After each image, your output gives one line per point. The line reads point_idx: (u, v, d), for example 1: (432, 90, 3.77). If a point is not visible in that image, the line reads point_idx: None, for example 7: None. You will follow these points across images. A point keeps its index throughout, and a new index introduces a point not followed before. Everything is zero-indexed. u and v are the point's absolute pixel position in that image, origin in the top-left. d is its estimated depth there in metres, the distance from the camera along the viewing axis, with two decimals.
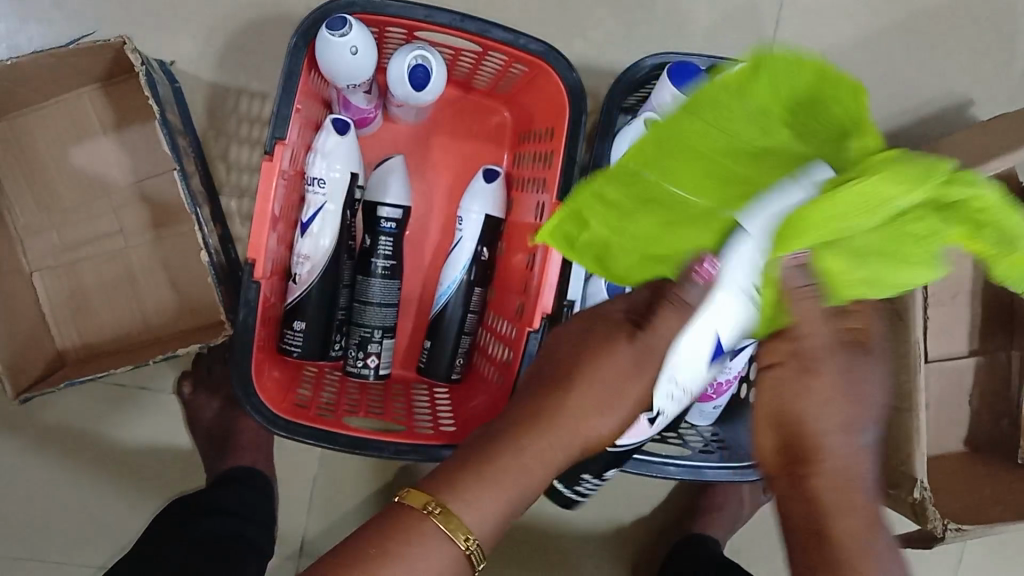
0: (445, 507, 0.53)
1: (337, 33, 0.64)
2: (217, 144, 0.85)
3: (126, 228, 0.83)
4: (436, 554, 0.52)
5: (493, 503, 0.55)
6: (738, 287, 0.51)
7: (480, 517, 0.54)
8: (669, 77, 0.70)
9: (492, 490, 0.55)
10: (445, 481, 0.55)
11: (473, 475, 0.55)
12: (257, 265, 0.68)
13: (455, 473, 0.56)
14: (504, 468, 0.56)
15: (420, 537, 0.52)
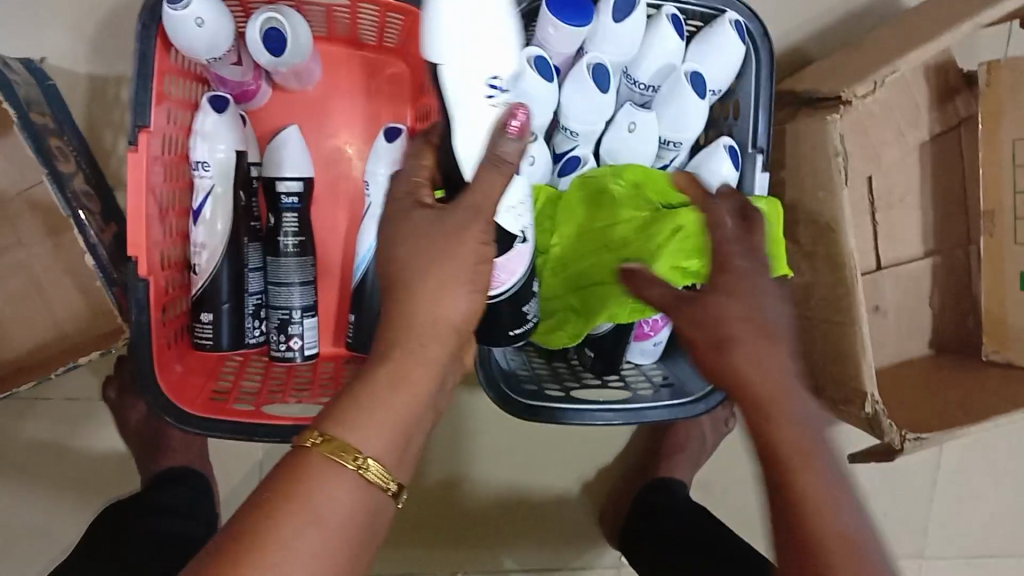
0: (343, 448, 0.43)
1: (178, 7, 0.60)
2: (107, 134, 0.81)
3: (22, 237, 0.79)
4: (336, 502, 0.43)
5: (395, 428, 0.45)
6: (487, 86, 0.53)
7: (381, 440, 0.44)
8: (549, 7, 0.65)
9: (391, 410, 0.45)
10: (334, 415, 0.45)
11: (361, 400, 0.45)
12: (140, 263, 0.65)
13: (340, 409, 0.45)
14: (395, 386, 0.45)
15: (316, 488, 0.42)
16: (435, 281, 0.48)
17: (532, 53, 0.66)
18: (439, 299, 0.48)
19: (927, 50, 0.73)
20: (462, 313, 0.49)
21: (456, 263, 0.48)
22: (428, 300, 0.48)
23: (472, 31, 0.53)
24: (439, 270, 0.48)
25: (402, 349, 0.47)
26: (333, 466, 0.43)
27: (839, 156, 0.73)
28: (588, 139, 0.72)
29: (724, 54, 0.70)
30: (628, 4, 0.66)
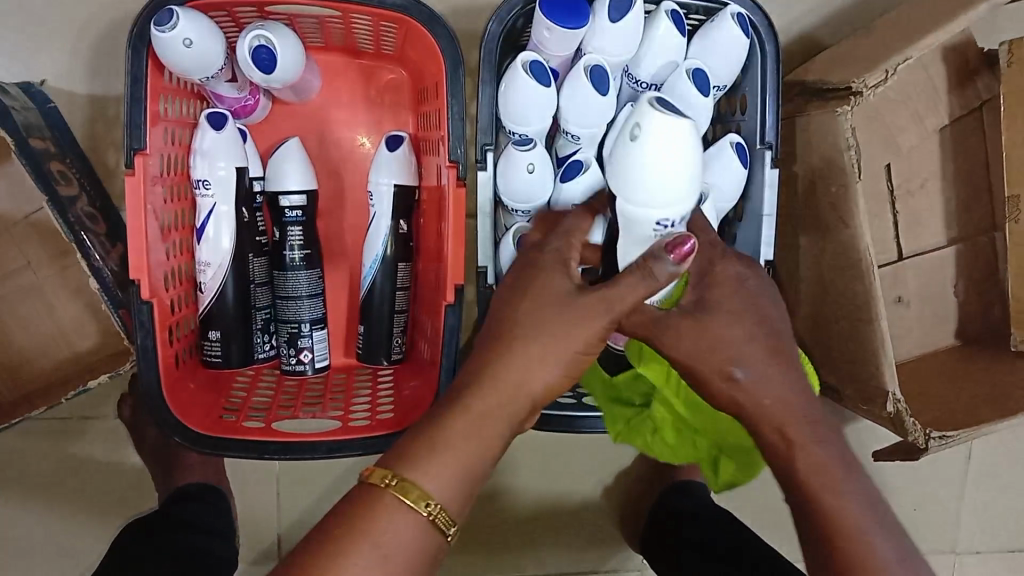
0: (408, 488, 0.47)
1: (165, 29, 0.59)
2: (109, 155, 0.80)
3: (31, 261, 0.80)
4: (402, 540, 0.46)
5: (455, 477, 0.48)
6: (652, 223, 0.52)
7: (442, 482, 0.48)
8: (543, 10, 0.63)
9: (453, 463, 0.48)
10: (406, 457, 0.48)
11: (433, 442, 0.48)
12: (142, 285, 0.65)
13: (406, 450, 0.49)
14: (469, 438, 0.49)
15: (379, 527, 0.46)
16: (534, 351, 0.50)
17: (526, 59, 0.64)
18: (533, 361, 0.50)
19: (941, 34, 0.70)
20: (546, 384, 0.51)
21: (560, 342, 0.50)
22: (511, 365, 0.51)
23: (655, 149, 0.49)
24: (535, 347, 0.50)
25: (477, 400, 0.50)
26: (397, 503, 0.47)
27: (851, 150, 0.70)
28: (591, 141, 0.70)
29: (727, 47, 0.68)
30: (624, 3, 0.65)
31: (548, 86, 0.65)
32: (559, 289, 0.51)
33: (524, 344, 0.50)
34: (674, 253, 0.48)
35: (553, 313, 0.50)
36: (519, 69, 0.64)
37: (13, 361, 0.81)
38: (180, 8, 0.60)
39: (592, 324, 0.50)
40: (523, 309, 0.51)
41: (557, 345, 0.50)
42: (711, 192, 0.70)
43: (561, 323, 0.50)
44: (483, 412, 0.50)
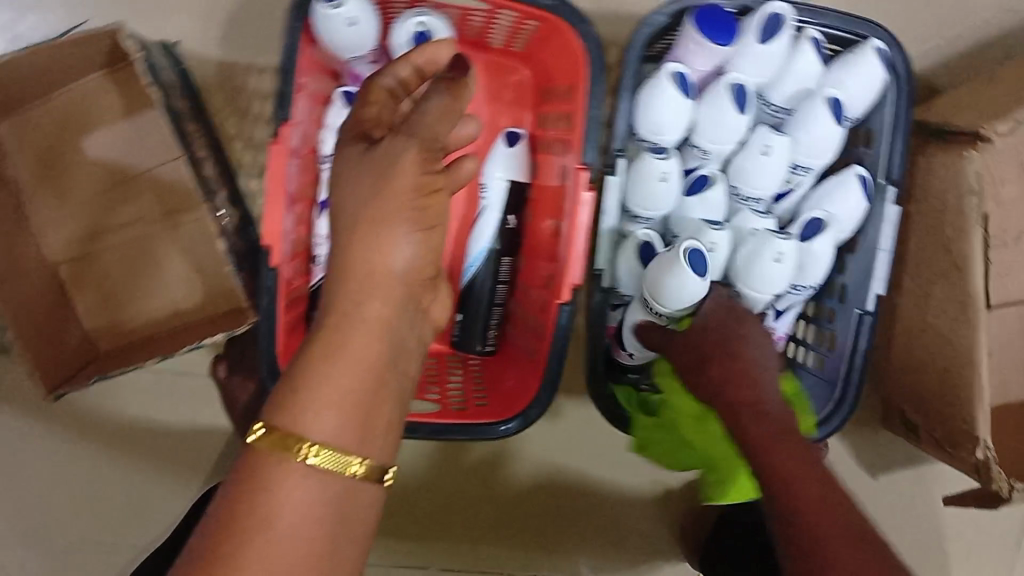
0: (297, 440, 0.45)
1: (331, 6, 0.60)
2: (233, 123, 0.82)
3: (145, 215, 0.81)
4: (293, 504, 0.45)
5: (353, 402, 0.47)
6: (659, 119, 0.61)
7: (327, 422, 0.46)
8: (695, 24, 0.64)
9: (333, 385, 0.47)
10: (287, 403, 0.46)
11: (309, 379, 0.47)
12: (273, 252, 0.67)
13: (285, 394, 0.47)
14: (328, 361, 0.47)
15: (288, 492, 0.45)
16: (367, 232, 0.50)
17: (672, 70, 0.66)
18: (375, 252, 0.50)
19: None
20: (405, 256, 0.50)
21: (392, 206, 0.50)
22: (361, 256, 0.50)
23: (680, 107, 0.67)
24: (365, 224, 0.50)
25: (348, 313, 0.49)
26: (286, 460, 0.45)
27: (973, 196, 0.71)
28: (717, 158, 0.71)
29: (865, 80, 0.69)
30: (774, 27, 0.65)
31: (688, 97, 0.67)
32: (352, 164, 0.52)
33: (374, 223, 0.50)
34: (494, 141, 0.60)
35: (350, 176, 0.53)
36: (665, 78, 0.66)
37: (116, 309, 0.82)
38: None
39: (394, 163, 0.50)
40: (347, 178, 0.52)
41: (383, 206, 0.50)
42: (832, 222, 0.72)
43: (366, 173, 0.51)
44: (369, 297, 0.49)
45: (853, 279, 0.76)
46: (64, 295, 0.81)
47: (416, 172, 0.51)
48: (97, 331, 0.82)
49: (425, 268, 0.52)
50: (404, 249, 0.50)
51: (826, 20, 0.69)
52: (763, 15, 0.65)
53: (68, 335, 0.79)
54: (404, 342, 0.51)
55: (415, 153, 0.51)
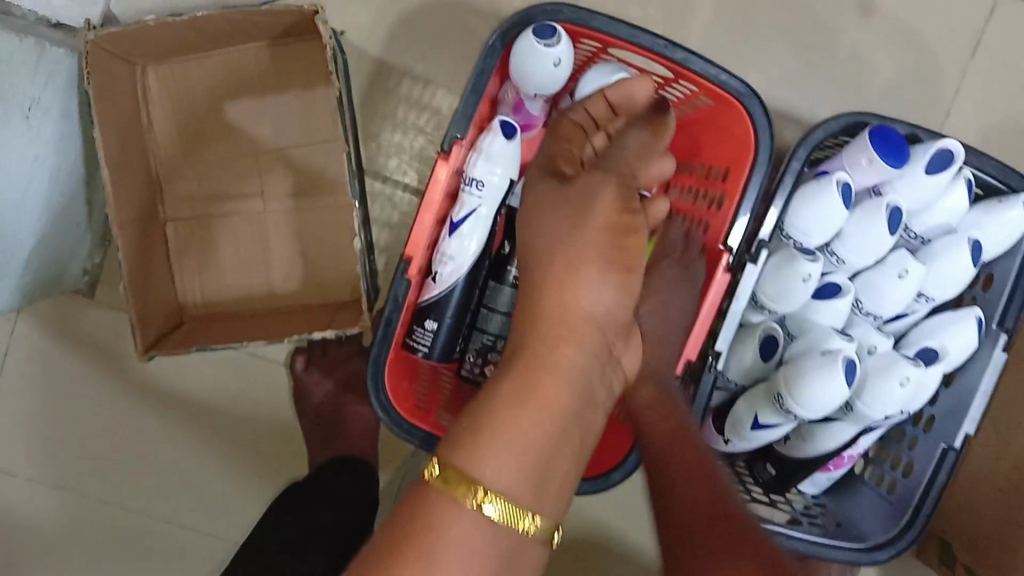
0: (475, 486, 0.40)
1: (544, 42, 0.63)
2: (374, 121, 0.82)
3: (266, 191, 0.81)
4: (471, 542, 0.40)
5: (533, 453, 0.41)
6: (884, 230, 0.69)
7: (512, 474, 0.41)
8: (871, 140, 0.67)
9: (515, 429, 0.41)
10: (463, 441, 0.41)
11: (497, 422, 0.41)
12: (411, 262, 0.67)
13: (461, 435, 0.42)
14: (520, 411, 0.42)
15: (449, 531, 0.40)
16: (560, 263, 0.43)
17: (840, 180, 0.67)
18: (569, 292, 0.43)
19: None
20: (607, 306, 0.43)
21: (589, 239, 0.43)
22: (555, 288, 0.43)
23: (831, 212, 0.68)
24: (565, 249, 0.43)
25: (541, 354, 0.43)
26: (461, 504, 0.40)
27: None
28: (849, 269, 0.73)
29: (1008, 230, 0.71)
30: (943, 161, 0.67)
31: (845, 207, 0.68)
32: (544, 207, 0.45)
33: (573, 253, 0.43)
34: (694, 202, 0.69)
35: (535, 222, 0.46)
36: (832, 185, 0.67)
37: (213, 278, 0.81)
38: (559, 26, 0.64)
39: (592, 195, 0.43)
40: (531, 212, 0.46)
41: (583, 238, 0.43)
42: (945, 354, 0.73)
43: (560, 213, 0.44)
44: (566, 334, 0.43)
45: (942, 413, 0.77)
46: (166, 251, 0.80)
47: (618, 207, 0.43)
48: (190, 295, 0.81)
49: (622, 319, 0.45)
50: (600, 297, 0.43)
51: (982, 163, 0.71)
52: (935, 151, 0.67)
53: (164, 294, 0.78)
54: (591, 395, 0.44)
55: (613, 193, 0.43)
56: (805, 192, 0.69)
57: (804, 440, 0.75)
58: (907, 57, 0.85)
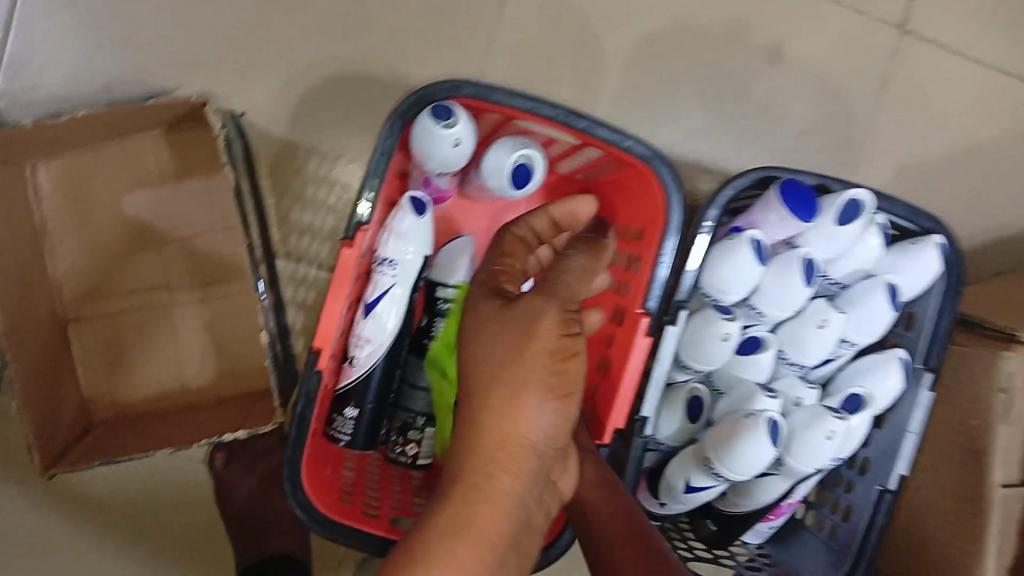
0: None
1: (441, 124, 0.61)
2: (283, 202, 0.79)
3: (173, 282, 0.78)
4: None
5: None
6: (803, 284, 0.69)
7: None
8: (779, 197, 0.66)
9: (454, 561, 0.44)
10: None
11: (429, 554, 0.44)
12: (320, 355, 0.64)
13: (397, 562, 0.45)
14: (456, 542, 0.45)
15: None
16: (498, 392, 0.47)
17: (752, 236, 0.67)
18: (508, 421, 0.47)
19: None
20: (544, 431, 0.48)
21: (532, 370, 0.47)
22: (494, 423, 0.47)
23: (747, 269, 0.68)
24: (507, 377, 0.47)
25: (480, 488, 0.46)
26: None
27: (1001, 392, 0.74)
28: (771, 321, 0.72)
29: (923, 273, 0.71)
30: (854, 211, 0.67)
31: (760, 264, 0.68)
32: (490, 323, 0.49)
33: (511, 387, 0.47)
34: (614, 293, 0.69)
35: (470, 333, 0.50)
36: (744, 244, 0.67)
37: (122, 377, 0.77)
38: (455, 104, 0.62)
39: (536, 320, 0.48)
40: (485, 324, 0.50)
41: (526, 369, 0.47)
42: (872, 399, 0.73)
43: (513, 328, 0.48)
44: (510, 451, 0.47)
45: (876, 455, 0.77)
46: (69, 354, 0.76)
47: (558, 333, 0.48)
48: (95, 396, 0.77)
49: (554, 440, 0.49)
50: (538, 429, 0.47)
51: (895, 208, 0.71)
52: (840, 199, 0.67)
53: (69, 398, 0.74)
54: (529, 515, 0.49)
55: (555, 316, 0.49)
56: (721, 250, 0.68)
57: (741, 496, 0.73)
58: (818, 98, 0.85)
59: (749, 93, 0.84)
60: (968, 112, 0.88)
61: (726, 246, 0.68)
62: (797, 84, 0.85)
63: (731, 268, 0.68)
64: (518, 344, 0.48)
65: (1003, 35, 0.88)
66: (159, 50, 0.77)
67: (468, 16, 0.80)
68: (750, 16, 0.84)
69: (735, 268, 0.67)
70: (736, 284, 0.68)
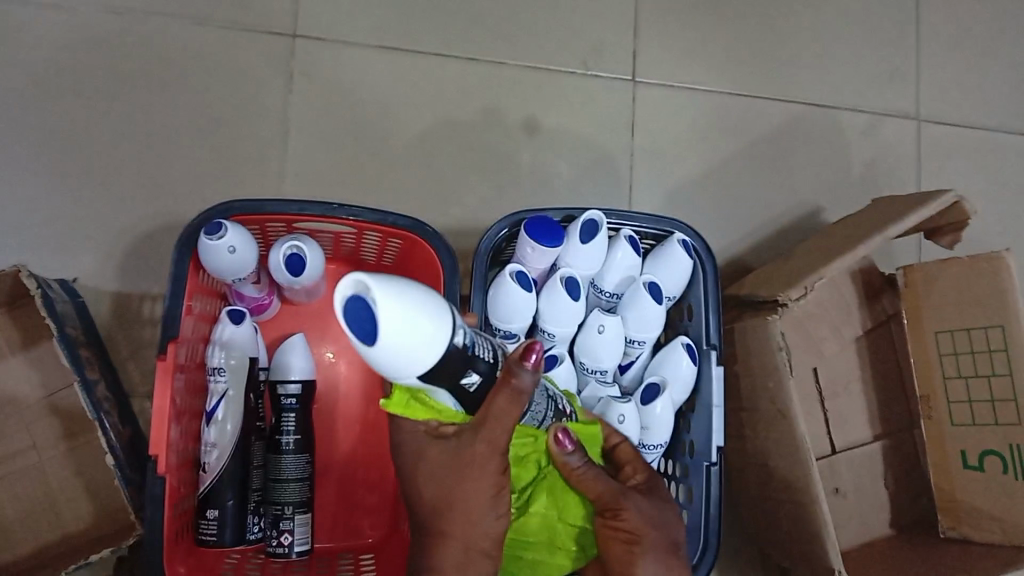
0: None
1: (214, 237, 0.72)
2: (126, 346, 0.88)
3: (38, 441, 0.85)
4: None
5: None
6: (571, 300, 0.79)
7: None
8: (526, 231, 0.77)
9: None
10: None
11: None
12: (160, 461, 0.71)
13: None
14: None
15: None
16: (459, 513, 0.55)
17: (513, 269, 0.78)
18: (466, 530, 0.55)
19: (863, 251, 0.86)
20: (493, 529, 0.56)
21: (480, 477, 0.54)
22: (455, 534, 0.55)
23: (521, 299, 0.77)
24: (465, 500, 0.54)
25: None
26: None
27: (782, 350, 0.83)
28: (563, 339, 0.81)
29: (675, 267, 0.82)
30: (592, 229, 0.79)
31: (529, 291, 0.78)
32: (497, 457, 0.54)
33: (465, 496, 0.54)
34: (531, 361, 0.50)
35: (500, 466, 0.54)
36: (507, 277, 0.77)
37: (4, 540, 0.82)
38: (228, 220, 0.74)
39: (483, 466, 0.54)
40: (432, 481, 0.55)
41: (477, 484, 0.54)
42: (666, 384, 0.82)
43: (465, 479, 0.54)
44: (617, 569, 0.59)
45: (697, 436, 0.84)
46: None
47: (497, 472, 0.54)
48: None
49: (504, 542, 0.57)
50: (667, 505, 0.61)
51: (637, 220, 0.83)
52: (358, 281, 0.44)
53: None
54: None
55: (495, 468, 0.54)
56: (413, 342, 0.45)
57: None
58: (578, 154, 1.00)
59: (518, 162, 0.98)
60: (707, 133, 1.04)
61: (499, 283, 0.78)
62: (557, 145, 0.99)
63: (507, 304, 0.78)
64: (470, 472, 0.54)
65: (714, 69, 1.05)
66: None
67: (257, 154, 0.93)
68: (500, 99, 0.98)
69: (512, 303, 0.77)
70: (518, 314, 0.78)
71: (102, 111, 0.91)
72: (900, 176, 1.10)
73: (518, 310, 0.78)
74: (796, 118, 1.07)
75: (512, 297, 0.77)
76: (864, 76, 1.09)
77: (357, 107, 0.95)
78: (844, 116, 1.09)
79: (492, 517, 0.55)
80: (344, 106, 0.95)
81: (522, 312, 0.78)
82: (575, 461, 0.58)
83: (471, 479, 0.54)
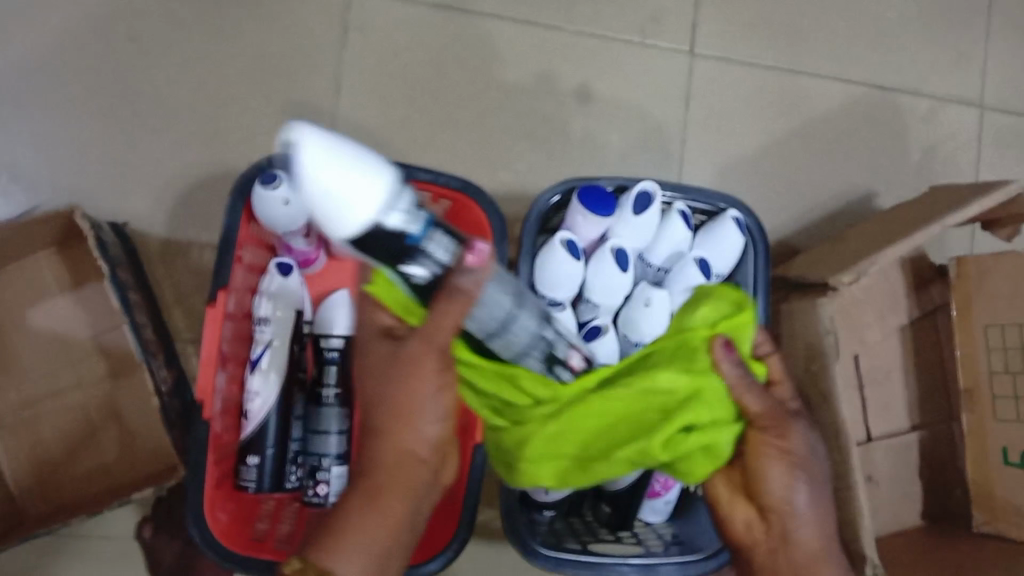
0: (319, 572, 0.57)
1: (269, 186, 0.72)
2: (173, 292, 0.89)
3: (84, 379, 0.86)
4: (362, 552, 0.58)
5: (377, 536, 0.58)
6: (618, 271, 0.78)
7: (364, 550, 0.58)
8: (579, 199, 0.77)
9: (373, 518, 0.58)
10: (323, 544, 0.58)
11: (356, 513, 0.59)
12: (203, 406, 0.72)
13: (326, 539, 0.58)
14: (373, 501, 0.58)
15: None
16: (393, 414, 0.57)
17: (563, 238, 0.76)
18: (402, 431, 0.57)
19: (919, 239, 0.84)
20: (432, 434, 0.58)
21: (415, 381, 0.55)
22: (393, 433, 0.57)
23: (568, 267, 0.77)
24: (396, 398, 0.56)
25: (380, 472, 0.58)
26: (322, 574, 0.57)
27: (830, 334, 0.82)
28: (607, 311, 0.80)
29: (726, 244, 0.81)
30: (645, 200, 0.79)
31: (578, 260, 0.77)
32: (433, 364, 0.55)
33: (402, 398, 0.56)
34: (472, 255, 0.47)
35: (435, 372, 0.55)
36: (557, 245, 0.76)
37: (49, 474, 0.85)
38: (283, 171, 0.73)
39: (417, 367, 0.55)
40: (373, 379, 0.57)
41: (412, 385, 0.55)
42: None
43: (397, 373, 0.56)
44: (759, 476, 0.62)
45: None
46: None
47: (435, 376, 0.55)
48: (28, 492, 0.84)
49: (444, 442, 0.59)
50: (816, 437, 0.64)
51: (689, 195, 0.83)
52: (287, 133, 0.41)
53: None
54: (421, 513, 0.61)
55: (432, 367, 0.55)
56: (348, 200, 0.42)
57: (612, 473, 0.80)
58: (630, 124, 0.98)
59: (569, 129, 0.97)
60: (763, 110, 1.02)
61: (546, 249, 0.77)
62: (609, 114, 0.98)
63: (555, 270, 0.76)
64: (403, 372, 0.55)
65: (773, 45, 1.02)
66: (42, 174, 0.88)
67: (308, 107, 0.92)
68: (555, 64, 0.97)
69: (558, 271, 0.76)
70: (564, 283, 0.77)
71: (158, 57, 0.91)
72: (958, 165, 1.07)
73: (565, 278, 0.77)
74: (855, 99, 1.05)
75: (560, 264, 0.76)
76: (929, 60, 1.06)
77: (410, 65, 0.94)
78: (905, 100, 1.06)
79: (426, 421, 0.57)
80: (396, 63, 0.94)
81: (569, 279, 0.77)
82: (735, 373, 0.61)
83: (404, 377, 0.55)
